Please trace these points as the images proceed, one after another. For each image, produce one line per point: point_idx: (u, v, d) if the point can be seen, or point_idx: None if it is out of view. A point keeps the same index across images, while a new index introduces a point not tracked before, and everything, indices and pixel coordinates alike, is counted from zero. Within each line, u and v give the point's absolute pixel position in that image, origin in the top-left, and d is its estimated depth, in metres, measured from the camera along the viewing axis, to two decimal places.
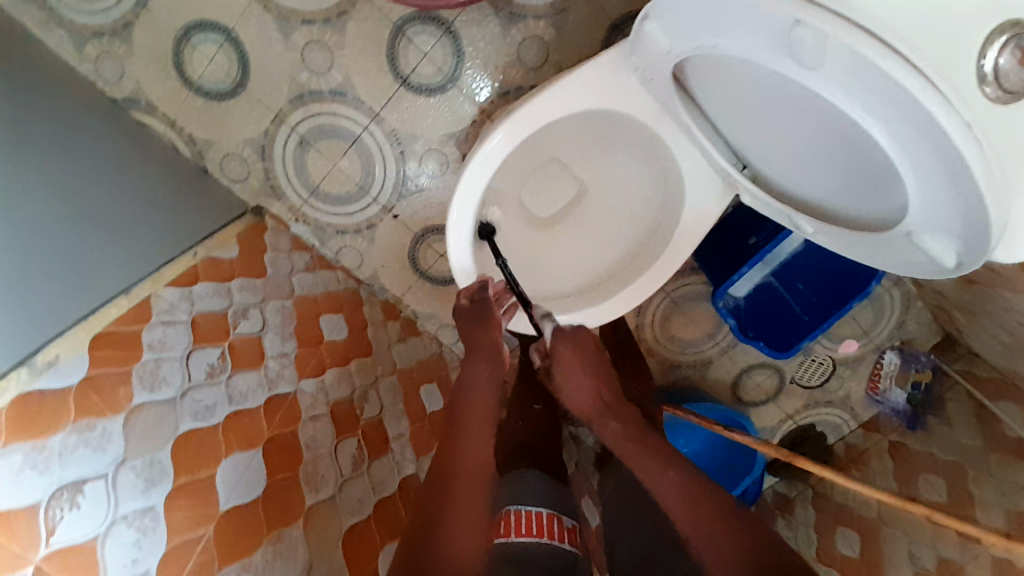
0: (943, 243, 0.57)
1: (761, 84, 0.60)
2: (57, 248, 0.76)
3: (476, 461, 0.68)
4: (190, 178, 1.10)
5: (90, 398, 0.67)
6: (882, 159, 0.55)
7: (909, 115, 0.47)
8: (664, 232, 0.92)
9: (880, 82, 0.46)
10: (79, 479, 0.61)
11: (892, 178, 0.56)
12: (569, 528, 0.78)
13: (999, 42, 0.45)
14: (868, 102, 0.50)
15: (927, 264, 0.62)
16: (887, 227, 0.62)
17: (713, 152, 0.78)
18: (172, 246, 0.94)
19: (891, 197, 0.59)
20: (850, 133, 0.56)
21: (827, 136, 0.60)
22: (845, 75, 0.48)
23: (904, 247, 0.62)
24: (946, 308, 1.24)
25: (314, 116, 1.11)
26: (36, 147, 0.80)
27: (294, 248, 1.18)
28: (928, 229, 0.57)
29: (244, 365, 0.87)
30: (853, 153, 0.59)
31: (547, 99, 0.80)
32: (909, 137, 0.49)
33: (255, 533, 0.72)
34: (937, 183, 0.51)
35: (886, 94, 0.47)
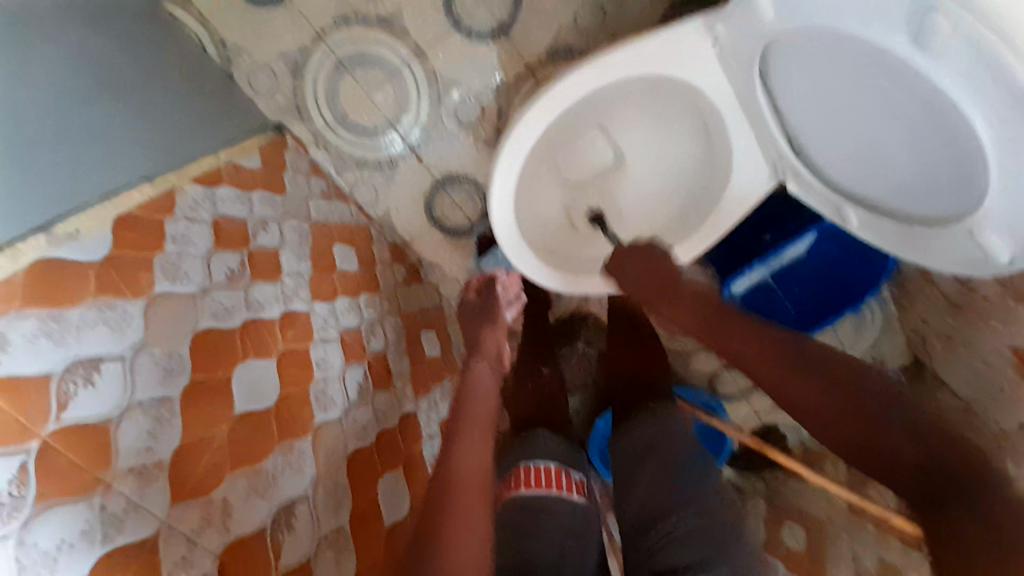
0: (1002, 242, 0.61)
1: (857, 66, 0.62)
2: (91, 117, 0.72)
3: (479, 470, 0.67)
4: (217, 82, 1.06)
5: (112, 277, 0.64)
6: (967, 157, 0.58)
7: (1018, 108, 0.49)
8: (705, 206, 0.94)
9: (999, 73, 0.48)
10: (95, 357, 0.58)
11: (974, 179, 0.59)
12: (577, 481, 0.81)
13: None
14: (977, 94, 0.51)
15: (979, 262, 0.65)
16: (948, 222, 0.66)
17: (773, 135, 0.80)
18: (197, 145, 0.90)
19: (964, 197, 0.62)
20: (946, 133, 0.58)
21: (914, 133, 0.63)
22: (963, 65, 0.50)
23: (959, 244, 0.66)
24: (923, 334, 1.30)
25: (356, 42, 1.08)
26: (62, 17, 0.74)
27: (312, 172, 1.15)
28: (992, 228, 0.60)
29: (263, 276, 0.84)
30: (936, 146, 0.61)
31: (625, 52, 0.79)
32: (1009, 134, 0.52)
33: (266, 442, 0.70)
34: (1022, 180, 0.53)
35: (1001, 84, 0.49)
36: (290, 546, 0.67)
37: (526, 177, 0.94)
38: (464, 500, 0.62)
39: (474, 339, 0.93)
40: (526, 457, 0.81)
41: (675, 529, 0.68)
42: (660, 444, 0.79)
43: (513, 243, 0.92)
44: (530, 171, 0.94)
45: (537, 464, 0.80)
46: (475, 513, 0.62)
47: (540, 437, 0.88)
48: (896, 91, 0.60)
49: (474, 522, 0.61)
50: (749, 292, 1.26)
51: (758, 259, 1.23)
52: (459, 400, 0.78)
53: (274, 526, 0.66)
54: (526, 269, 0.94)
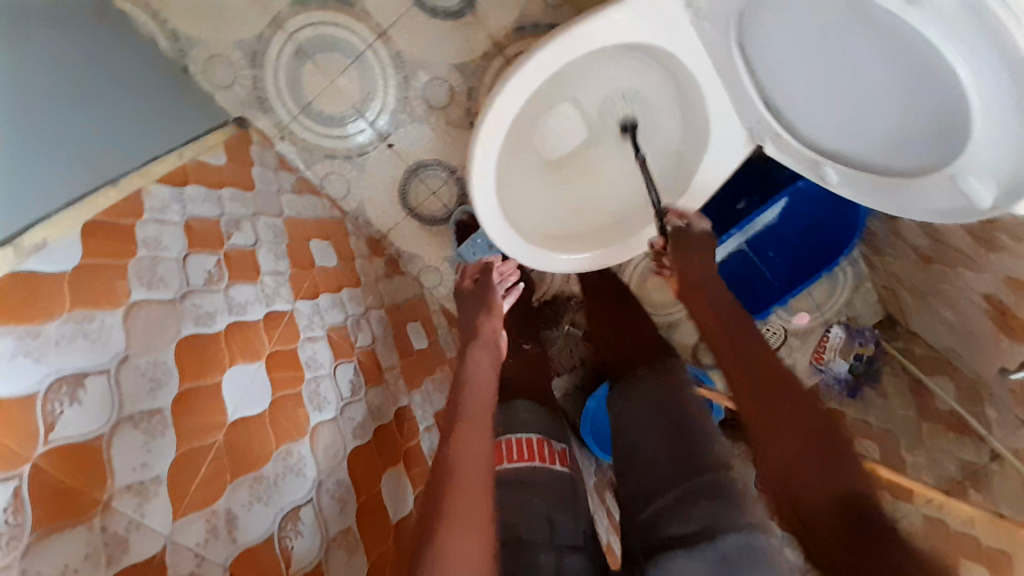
0: (984, 187, 0.61)
1: (837, 20, 0.61)
2: (44, 118, 0.68)
3: (478, 468, 0.62)
4: (170, 78, 1.00)
5: (85, 286, 0.60)
6: (949, 103, 0.58)
7: (1005, 52, 0.49)
8: (683, 177, 0.95)
9: (990, 22, 0.48)
10: (78, 372, 0.55)
11: (954, 121, 0.59)
12: (559, 451, 0.83)
13: None
14: (963, 39, 0.51)
15: (960, 211, 0.66)
16: (929, 171, 0.67)
17: (750, 97, 0.80)
18: (157, 146, 0.85)
19: (942, 144, 0.63)
20: (929, 80, 0.58)
21: (893, 85, 0.63)
22: (950, 13, 0.50)
23: (940, 192, 0.66)
24: (895, 289, 1.34)
25: (315, 25, 1.04)
26: (2, 14, 0.68)
27: (280, 167, 1.10)
28: (973, 173, 0.61)
29: (241, 277, 0.80)
30: (920, 93, 0.61)
31: (599, 22, 0.77)
32: (991, 77, 0.52)
33: (264, 446, 0.67)
34: (1009, 123, 0.53)
35: (987, 30, 0.49)
36: (301, 550, 0.65)
37: (506, 154, 0.91)
38: (465, 499, 0.58)
39: (468, 327, 0.89)
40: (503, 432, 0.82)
41: (662, 510, 0.67)
42: (672, 409, 0.76)
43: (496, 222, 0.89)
44: (508, 148, 0.90)
45: (518, 436, 0.82)
46: (475, 519, 0.57)
47: (518, 407, 0.89)
48: (882, 43, 0.60)
49: (469, 528, 0.56)
50: (726, 261, 1.30)
51: (735, 227, 1.23)
52: (455, 395, 0.74)
53: (281, 532, 0.64)
54: (511, 253, 0.92)
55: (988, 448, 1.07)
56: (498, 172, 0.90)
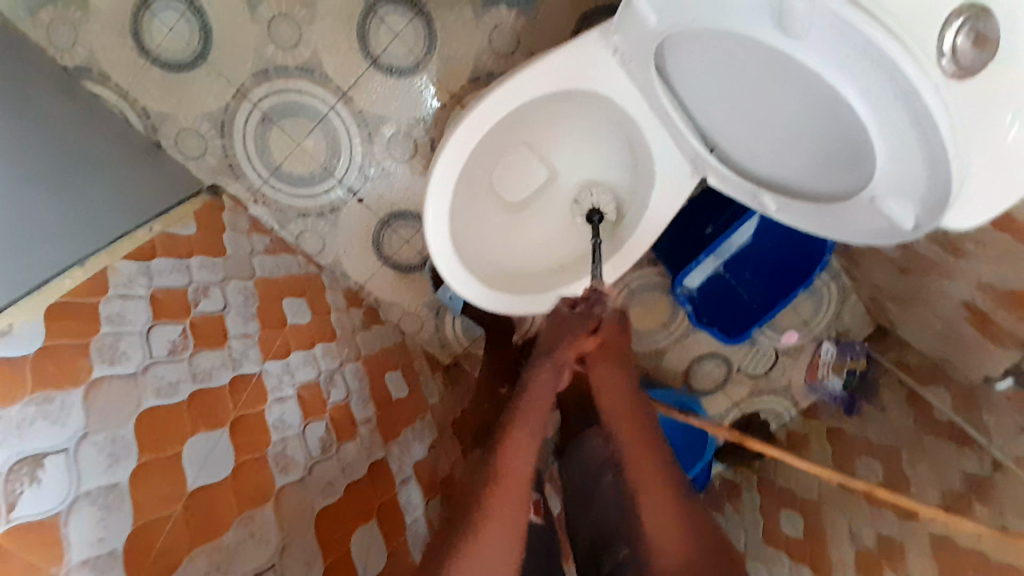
0: (903, 206, 0.62)
1: (744, 56, 0.63)
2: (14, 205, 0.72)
3: (525, 478, 0.59)
4: (143, 153, 1.05)
5: (49, 366, 0.62)
6: (857, 129, 0.60)
7: (891, 80, 0.50)
8: (637, 211, 0.95)
9: (866, 52, 0.50)
10: (36, 454, 0.56)
11: (864, 145, 0.61)
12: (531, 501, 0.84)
13: (957, 24, 0.49)
14: (847, 69, 0.53)
15: (889, 231, 0.67)
16: (850, 195, 0.68)
17: (683, 133, 0.82)
18: (127, 220, 0.88)
19: (860, 167, 0.64)
20: (835, 107, 0.60)
21: (810, 113, 0.64)
22: (831, 44, 0.52)
23: (866, 215, 0.68)
24: (880, 301, 1.32)
25: (279, 93, 1.08)
26: None
27: (253, 230, 1.14)
28: (891, 194, 0.62)
29: (207, 343, 0.83)
30: (827, 120, 0.63)
31: (532, 76, 0.81)
32: (883, 101, 0.53)
33: (225, 515, 0.68)
34: (906, 144, 0.55)
35: (867, 60, 0.51)
36: None
37: (463, 196, 0.92)
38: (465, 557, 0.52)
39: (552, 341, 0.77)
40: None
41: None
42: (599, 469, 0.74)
43: (449, 263, 0.89)
44: (464, 189, 0.91)
45: None
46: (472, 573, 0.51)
47: None
48: (787, 79, 0.62)
49: (481, 573, 0.51)
50: (704, 284, 1.30)
51: (703, 252, 1.23)
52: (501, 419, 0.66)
53: None
54: (471, 293, 0.92)
55: (990, 457, 1.00)
56: (455, 202, 0.90)
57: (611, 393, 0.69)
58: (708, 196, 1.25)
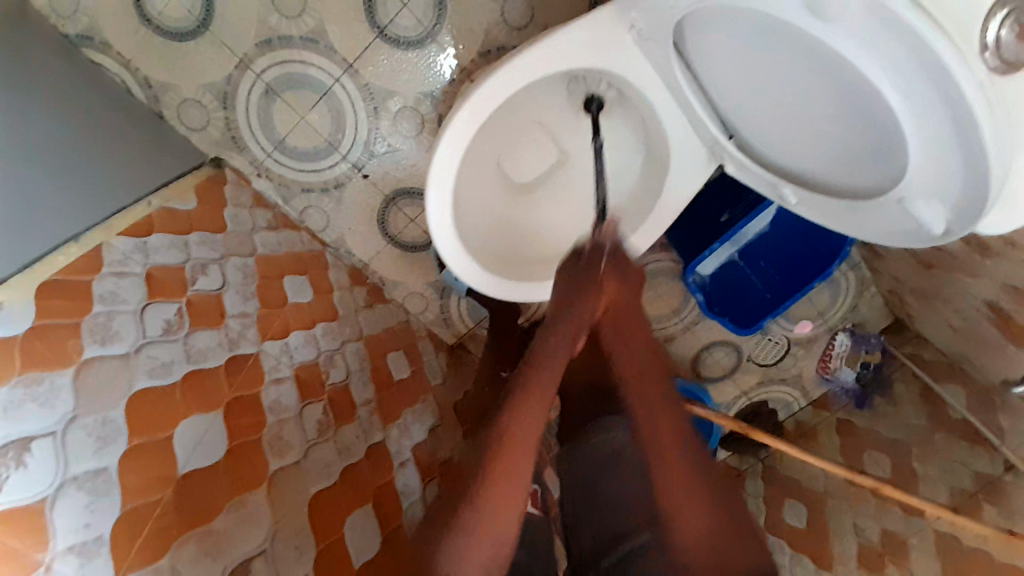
0: (934, 208, 0.60)
1: (764, 36, 0.60)
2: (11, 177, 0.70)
3: (531, 444, 0.62)
4: (145, 123, 1.03)
5: (38, 347, 0.61)
6: (887, 124, 0.57)
7: (933, 71, 0.47)
8: (650, 194, 0.91)
9: (909, 42, 0.46)
10: (23, 437, 0.55)
11: (895, 143, 0.58)
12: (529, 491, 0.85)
13: (1000, 17, 0.44)
14: (886, 58, 0.50)
15: (916, 232, 0.65)
16: (877, 193, 0.66)
17: (702, 119, 0.79)
18: (126, 194, 0.87)
19: (890, 164, 0.61)
20: (864, 97, 0.56)
21: (835, 102, 0.61)
22: (866, 28, 0.49)
23: (895, 214, 0.65)
24: (899, 294, 1.28)
25: (282, 64, 1.05)
26: None
27: (256, 205, 1.12)
28: (922, 195, 0.59)
29: (203, 323, 0.81)
30: (858, 112, 0.59)
31: (543, 50, 0.77)
32: (921, 93, 0.50)
33: (216, 500, 0.68)
34: (945, 144, 0.52)
35: (909, 51, 0.47)
36: None
37: (468, 175, 0.89)
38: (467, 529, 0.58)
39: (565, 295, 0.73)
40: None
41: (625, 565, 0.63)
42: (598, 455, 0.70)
43: (452, 245, 0.86)
44: (468, 169, 0.89)
45: None
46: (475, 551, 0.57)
47: None
48: (811, 63, 0.59)
49: (482, 546, 0.57)
50: (716, 270, 1.27)
51: (716, 240, 1.20)
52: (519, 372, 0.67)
53: None
54: (474, 276, 0.90)
55: (1003, 459, 1.00)
56: (460, 185, 0.88)
57: (629, 359, 0.71)
58: (722, 183, 1.22)
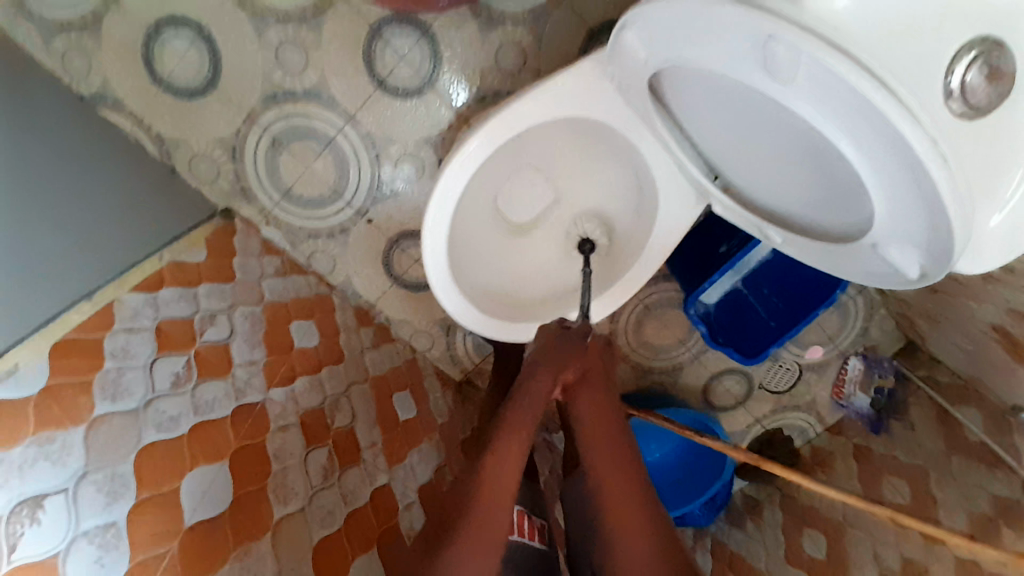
0: (907, 254, 0.62)
1: (730, 89, 0.62)
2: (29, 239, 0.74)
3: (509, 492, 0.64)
4: (157, 179, 1.07)
5: (53, 408, 0.63)
6: (852, 176, 0.60)
7: (879, 131, 0.50)
8: (640, 236, 0.95)
9: (858, 104, 0.49)
10: (38, 495, 0.57)
11: (862, 193, 0.61)
12: (537, 526, 0.85)
13: (968, 57, 0.50)
14: (842, 117, 0.52)
15: (892, 275, 0.67)
16: (853, 238, 0.68)
17: (686, 160, 0.83)
18: (136, 250, 0.90)
19: (861, 210, 0.64)
20: (827, 148, 0.59)
21: (803, 151, 0.64)
22: (815, 92, 0.52)
23: (871, 257, 0.67)
24: (909, 317, 1.26)
25: (287, 117, 1.10)
26: None
27: (265, 252, 1.16)
28: (894, 242, 0.62)
29: (211, 373, 0.84)
30: (820, 160, 0.62)
31: (529, 105, 0.82)
32: (872, 148, 0.53)
33: (221, 547, 0.70)
34: (905, 195, 0.54)
35: (856, 113, 0.50)
36: None
37: (463, 222, 0.93)
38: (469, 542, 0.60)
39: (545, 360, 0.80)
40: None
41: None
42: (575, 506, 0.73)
43: (449, 291, 0.89)
44: (462, 215, 0.92)
45: None
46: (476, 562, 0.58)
47: None
48: (777, 114, 0.61)
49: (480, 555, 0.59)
50: (721, 299, 1.27)
51: (716, 271, 1.20)
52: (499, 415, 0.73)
53: None
54: (471, 321, 0.92)
55: (1021, 481, 0.95)
56: (455, 230, 0.91)
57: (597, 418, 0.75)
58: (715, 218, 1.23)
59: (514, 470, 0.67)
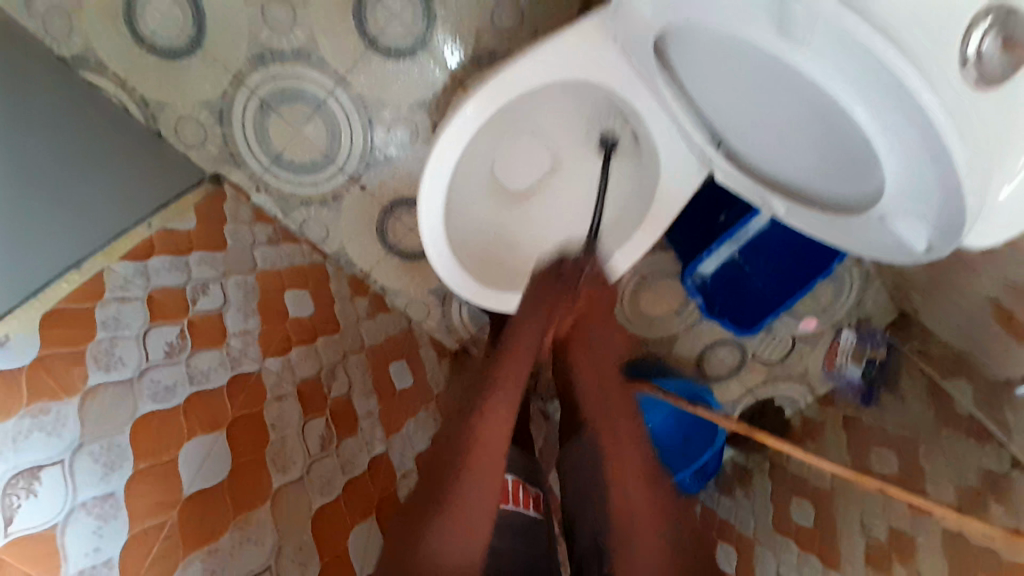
0: (913, 227, 0.62)
1: (738, 50, 0.61)
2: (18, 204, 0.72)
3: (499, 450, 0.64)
4: (144, 143, 1.04)
5: (45, 378, 0.62)
6: (866, 146, 0.59)
7: (899, 99, 0.49)
8: (640, 206, 0.94)
9: (880, 71, 0.48)
10: (33, 466, 0.57)
11: (873, 163, 0.60)
12: (534, 496, 0.85)
13: (983, 28, 0.46)
14: (858, 85, 0.52)
15: (897, 247, 0.67)
16: (862, 209, 0.67)
17: (690, 127, 0.82)
18: (125, 217, 0.88)
19: (870, 180, 0.63)
20: (837, 116, 0.59)
21: (814, 118, 0.63)
22: (831, 56, 0.51)
23: (876, 230, 0.67)
24: (903, 288, 1.27)
25: (276, 80, 1.06)
26: None
27: (256, 219, 1.14)
28: (901, 214, 0.62)
29: (205, 342, 0.83)
30: (832, 128, 0.61)
31: (529, 66, 0.80)
32: (890, 117, 0.52)
33: (221, 517, 0.69)
34: (920, 168, 0.54)
35: (879, 81, 0.49)
36: None
37: (459, 189, 0.90)
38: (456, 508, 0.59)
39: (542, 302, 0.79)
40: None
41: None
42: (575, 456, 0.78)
43: (446, 259, 0.88)
44: (459, 182, 0.89)
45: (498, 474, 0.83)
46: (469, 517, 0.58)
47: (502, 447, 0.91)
48: (787, 77, 0.60)
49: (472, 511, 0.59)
50: (717, 270, 1.27)
51: (714, 241, 1.21)
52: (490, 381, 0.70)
53: None
54: (468, 289, 0.91)
55: (1010, 456, 0.95)
56: (450, 196, 0.88)
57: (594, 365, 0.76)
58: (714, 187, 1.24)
59: (503, 441, 0.65)
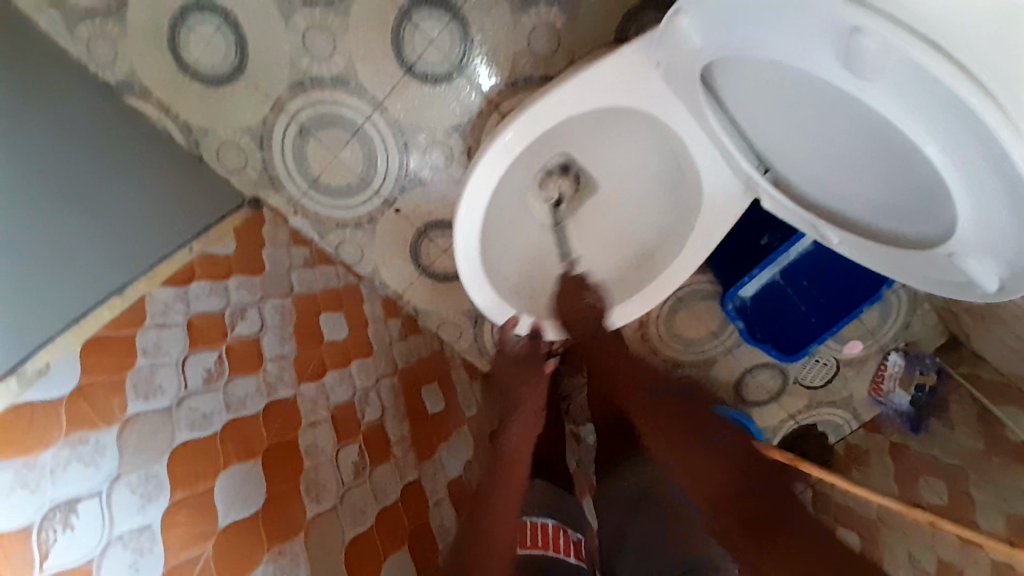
0: (986, 265, 0.59)
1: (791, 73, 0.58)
2: (67, 232, 0.75)
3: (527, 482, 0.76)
4: (185, 168, 1.06)
5: (85, 407, 0.63)
6: (933, 180, 0.56)
7: (979, 139, 0.47)
8: (681, 231, 0.92)
9: (956, 107, 0.46)
10: (71, 499, 0.57)
11: (942, 199, 0.57)
12: (574, 542, 0.78)
13: None
14: (930, 122, 0.50)
15: (967, 285, 0.64)
16: (930, 244, 0.64)
17: (737, 156, 0.80)
18: (167, 242, 0.90)
19: (940, 216, 0.60)
20: (901, 143, 0.56)
21: (875, 144, 0.60)
22: (901, 88, 0.49)
23: (944, 267, 0.64)
24: (955, 313, 1.21)
25: (315, 105, 1.08)
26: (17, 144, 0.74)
27: (293, 242, 1.15)
28: (973, 253, 0.59)
29: (242, 368, 0.84)
30: (896, 153, 0.58)
31: (565, 94, 0.78)
32: (965, 157, 0.50)
33: (254, 549, 0.69)
34: (996, 209, 0.52)
35: (956, 119, 0.47)
36: None
37: (496, 214, 0.90)
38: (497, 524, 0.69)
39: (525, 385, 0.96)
40: (525, 512, 0.78)
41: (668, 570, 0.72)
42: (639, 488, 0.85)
43: (481, 285, 0.87)
44: (495, 207, 0.89)
45: (534, 519, 0.78)
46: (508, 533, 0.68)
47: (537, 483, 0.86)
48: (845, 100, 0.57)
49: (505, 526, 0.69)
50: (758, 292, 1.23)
51: (756, 266, 1.17)
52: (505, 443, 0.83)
53: None
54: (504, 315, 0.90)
55: None
56: (486, 221, 0.88)
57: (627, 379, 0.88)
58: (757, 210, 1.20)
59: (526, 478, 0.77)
